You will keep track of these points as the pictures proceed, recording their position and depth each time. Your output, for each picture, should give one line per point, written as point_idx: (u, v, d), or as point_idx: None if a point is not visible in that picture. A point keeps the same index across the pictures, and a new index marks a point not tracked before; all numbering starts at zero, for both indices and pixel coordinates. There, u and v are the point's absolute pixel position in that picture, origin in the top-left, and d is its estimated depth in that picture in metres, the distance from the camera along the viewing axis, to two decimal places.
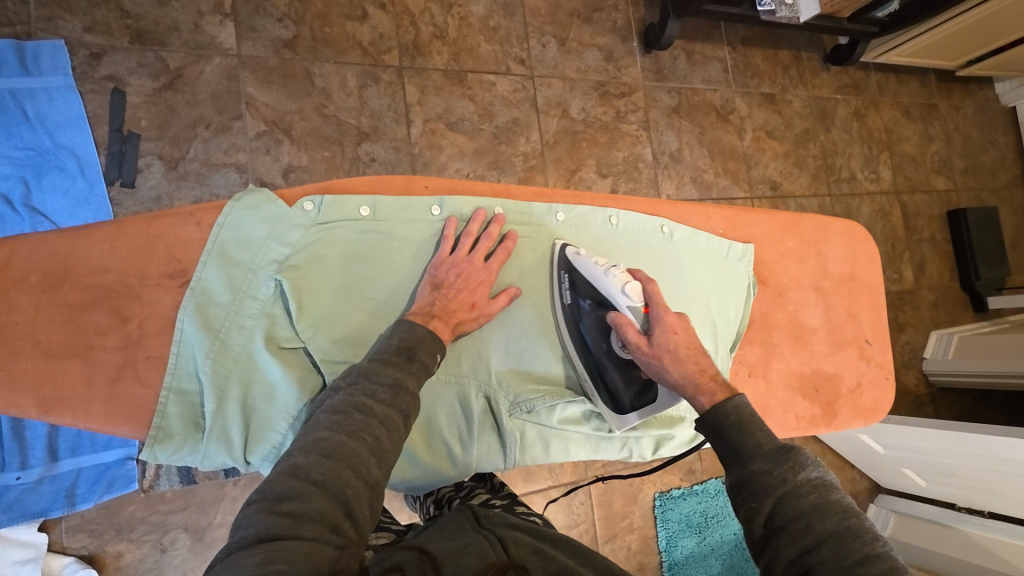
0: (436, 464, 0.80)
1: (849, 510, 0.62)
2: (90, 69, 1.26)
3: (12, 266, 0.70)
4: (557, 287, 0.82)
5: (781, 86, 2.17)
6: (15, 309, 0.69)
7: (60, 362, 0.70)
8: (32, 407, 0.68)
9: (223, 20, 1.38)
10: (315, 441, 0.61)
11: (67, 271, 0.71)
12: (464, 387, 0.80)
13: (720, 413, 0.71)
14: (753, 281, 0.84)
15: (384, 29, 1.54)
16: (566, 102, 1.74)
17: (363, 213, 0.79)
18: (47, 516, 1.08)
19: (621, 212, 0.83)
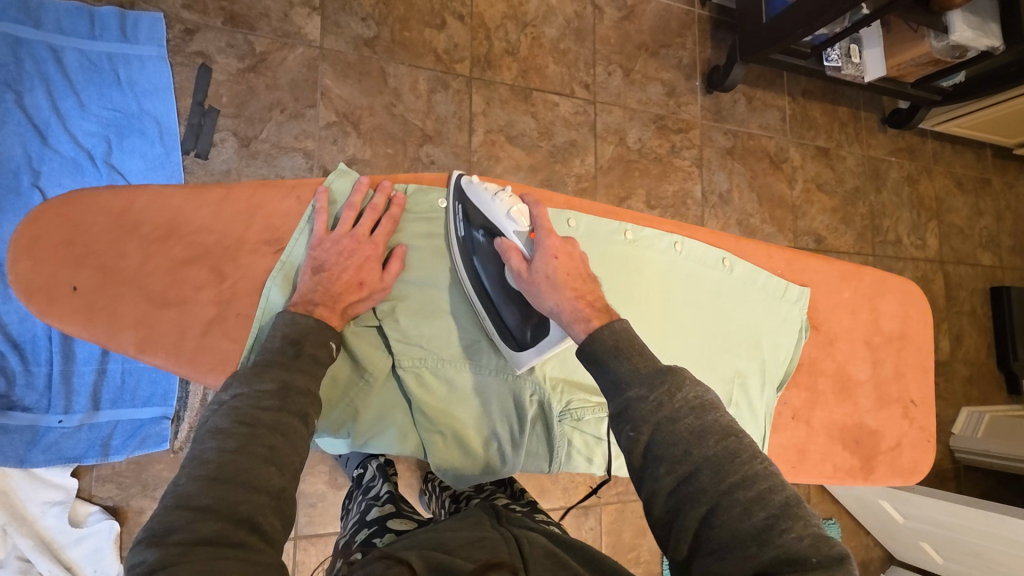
0: (486, 461, 0.81)
1: (728, 429, 0.59)
2: (183, 44, 1.32)
3: (130, 209, 0.73)
4: (453, 220, 0.81)
5: (836, 142, 2.17)
6: (126, 253, 0.72)
7: (159, 308, 0.72)
8: (129, 345, 0.70)
9: (311, 13, 1.44)
10: (202, 464, 0.56)
11: (176, 226, 0.74)
12: (521, 388, 0.81)
13: (596, 339, 0.67)
14: (805, 324, 0.82)
15: (460, 39, 1.59)
16: (624, 131, 1.77)
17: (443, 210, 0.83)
18: (81, 462, 1.12)
19: (687, 240, 0.80)
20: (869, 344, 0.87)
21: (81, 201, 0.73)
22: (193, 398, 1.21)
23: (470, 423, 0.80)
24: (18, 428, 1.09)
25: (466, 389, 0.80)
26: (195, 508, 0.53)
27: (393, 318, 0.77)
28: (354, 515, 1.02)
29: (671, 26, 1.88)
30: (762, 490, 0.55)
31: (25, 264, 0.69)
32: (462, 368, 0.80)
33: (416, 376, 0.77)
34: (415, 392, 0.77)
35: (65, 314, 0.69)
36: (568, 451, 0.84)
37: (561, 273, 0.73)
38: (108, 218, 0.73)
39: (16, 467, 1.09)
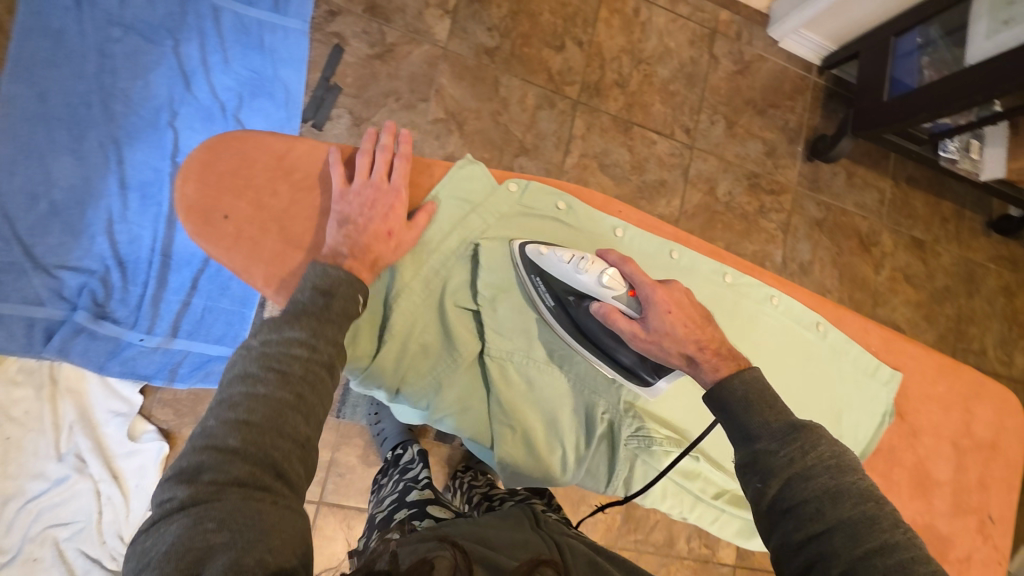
0: (548, 464, 0.83)
1: (866, 493, 0.58)
2: (325, 23, 1.42)
3: (289, 154, 0.77)
4: (533, 288, 0.78)
5: (934, 236, 2.08)
6: (275, 193, 0.75)
7: (291, 250, 0.74)
8: (260, 278, 0.73)
9: (443, 16, 1.52)
10: (234, 405, 0.58)
11: (323, 179, 0.77)
12: (594, 402, 0.83)
13: (727, 390, 0.68)
14: (890, 410, 0.78)
15: (574, 63, 1.63)
16: (715, 181, 1.76)
17: (558, 209, 0.83)
18: (149, 381, 1.19)
19: (785, 295, 0.79)
20: (955, 446, 0.81)
21: (251, 139, 0.76)
22: None
23: (541, 425, 0.82)
24: (104, 338, 1.17)
25: (543, 392, 0.82)
26: (224, 451, 0.55)
27: (492, 310, 0.79)
28: (391, 493, 1.06)
29: (784, 88, 1.87)
30: (901, 561, 0.54)
31: (191, 186, 0.73)
32: (544, 371, 0.82)
33: (502, 369, 0.79)
34: (499, 385, 0.79)
35: (214, 238, 0.73)
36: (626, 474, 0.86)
37: (678, 325, 0.72)
38: (270, 160, 0.76)
39: (95, 372, 1.17)
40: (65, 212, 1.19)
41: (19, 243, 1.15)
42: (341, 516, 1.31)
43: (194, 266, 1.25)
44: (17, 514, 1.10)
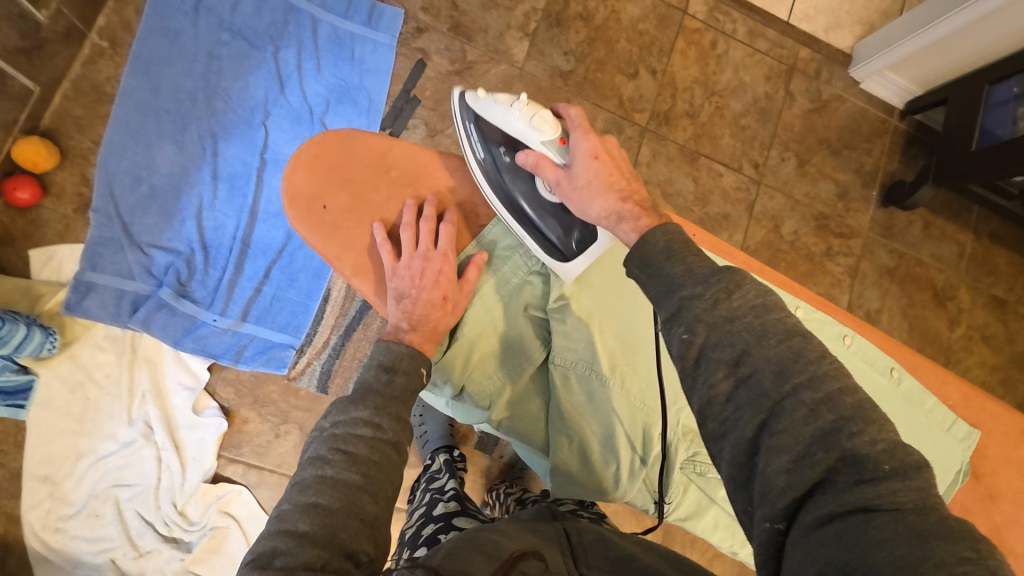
0: (603, 478, 0.82)
1: (792, 329, 0.54)
2: (411, 39, 1.50)
3: (387, 155, 0.83)
4: (467, 139, 0.84)
5: (1019, 296, 1.94)
6: (371, 191, 0.82)
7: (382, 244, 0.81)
8: (349, 266, 0.79)
9: (522, 38, 1.57)
10: (307, 484, 0.58)
11: (415, 180, 0.84)
12: (652, 422, 0.83)
13: (647, 240, 0.63)
14: (966, 469, 0.75)
15: (646, 92, 1.65)
16: (781, 219, 1.72)
17: None
18: (216, 360, 1.27)
19: (859, 336, 0.76)
20: None
21: (356, 138, 0.82)
22: (318, 337, 1.32)
23: (597, 439, 0.82)
24: (182, 315, 1.26)
25: (603, 408, 0.82)
26: (299, 524, 0.54)
27: (559, 323, 0.82)
28: (420, 507, 1.07)
29: (862, 130, 1.82)
30: (831, 391, 0.51)
31: (299, 175, 0.79)
32: (607, 387, 0.82)
33: (564, 376, 0.82)
34: (558, 395, 0.82)
35: (313, 224, 0.79)
36: (675, 496, 0.86)
37: (602, 175, 0.73)
38: (371, 158, 0.82)
39: (169, 346, 1.25)
40: (161, 196, 1.29)
41: (119, 220, 1.25)
42: None
43: (269, 257, 1.32)
44: (86, 469, 1.19)
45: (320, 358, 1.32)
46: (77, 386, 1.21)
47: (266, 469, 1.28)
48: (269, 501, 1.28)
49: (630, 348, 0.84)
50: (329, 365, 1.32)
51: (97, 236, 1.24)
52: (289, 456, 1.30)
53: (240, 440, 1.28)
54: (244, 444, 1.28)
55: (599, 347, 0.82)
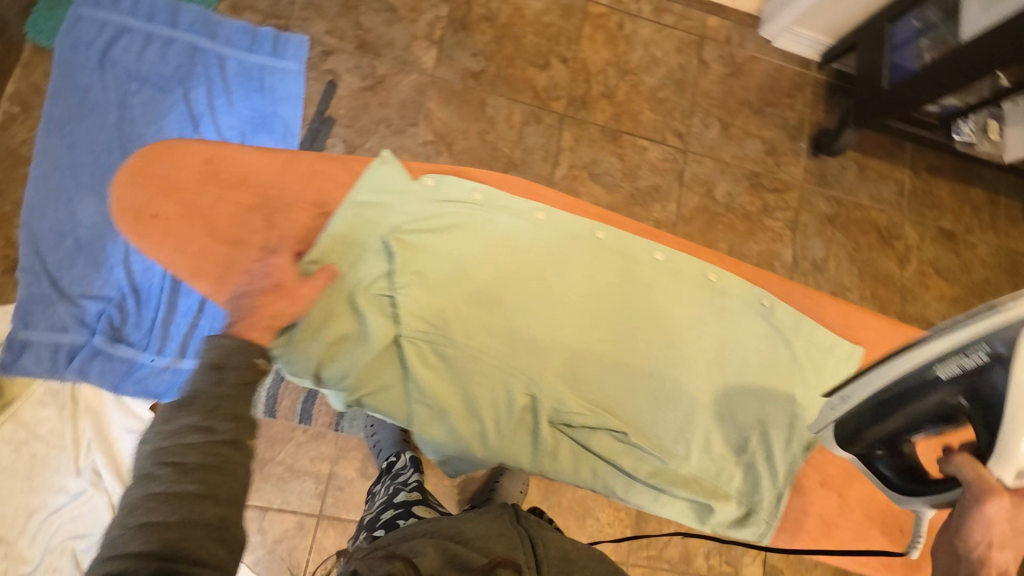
0: (467, 440, 0.80)
1: None
2: (319, 62, 1.53)
3: (216, 156, 0.79)
4: (1001, 345, 0.68)
5: (966, 226, 1.95)
6: (202, 192, 0.78)
7: (218, 244, 0.77)
8: (186, 269, 0.76)
9: (429, 46, 1.61)
10: (134, 508, 0.55)
11: (247, 177, 0.80)
12: (515, 377, 0.81)
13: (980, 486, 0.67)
14: (837, 385, 0.86)
15: (560, 80, 1.68)
16: (713, 183, 1.74)
17: (476, 199, 0.84)
18: (158, 400, 1.28)
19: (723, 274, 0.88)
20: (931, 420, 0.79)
21: (203, 151, 0.79)
22: None
23: (459, 403, 0.80)
24: (119, 359, 1.27)
25: (462, 372, 0.81)
26: (127, 557, 0.52)
27: (407, 293, 0.79)
28: (382, 496, 1.10)
29: (781, 86, 1.85)
30: None
31: (124, 188, 0.76)
32: (463, 351, 0.81)
33: (417, 344, 0.79)
34: (414, 367, 0.79)
35: (146, 234, 0.75)
36: (550, 452, 0.82)
37: None
38: (201, 162, 0.79)
39: (110, 392, 1.27)
40: (87, 248, 1.31)
41: (47, 276, 1.28)
42: (341, 528, 1.34)
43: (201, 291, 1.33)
44: (40, 525, 1.20)
45: (265, 384, 1.33)
46: (21, 445, 1.22)
47: None
48: None
49: (487, 311, 0.82)
50: (274, 391, 1.33)
51: (26, 295, 1.26)
52: None
53: None
54: None
55: (450, 313, 0.81)
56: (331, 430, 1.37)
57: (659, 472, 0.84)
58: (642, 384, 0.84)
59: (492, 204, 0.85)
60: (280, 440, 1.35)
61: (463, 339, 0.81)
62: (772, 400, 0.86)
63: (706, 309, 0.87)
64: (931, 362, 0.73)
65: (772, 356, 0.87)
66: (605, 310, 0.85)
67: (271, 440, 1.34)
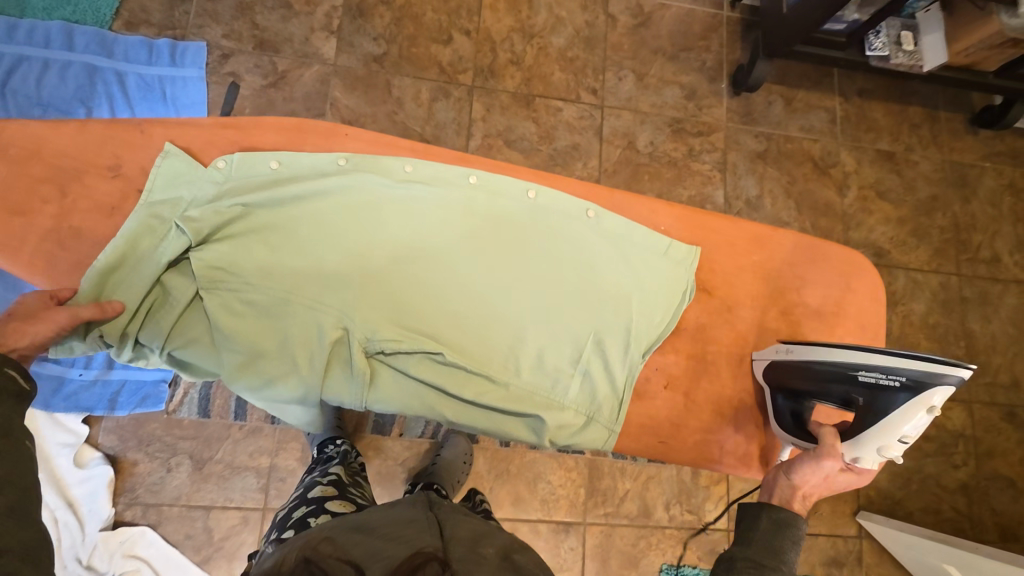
0: (280, 380, 0.76)
1: None
2: (219, 66, 1.55)
3: (2, 134, 0.80)
4: (903, 371, 0.73)
5: (906, 145, 1.91)
6: None
7: (9, 217, 0.78)
8: None
9: (328, 36, 1.62)
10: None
11: (37, 151, 0.81)
12: (326, 313, 0.78)
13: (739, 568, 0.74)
14: (690, 286, 0.88)
15: (464, 52, 1.68)
16: (634, 134, 1.72)
17: (274, 167, 0.83)
18: (91, 413, 1.29)
19: (543, 189, 0.88)
20: (783, 314, 0.91)
21: (8, 133, 0.80)
22: None
23: (277, 350, 0.77)
24: (47, 377, 1.28)
25: (281, 319, 0.78)
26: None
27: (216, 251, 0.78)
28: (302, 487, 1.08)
29: (694, 30, 1.82)
30: None
31: None
32: (279, 297, 0.78)
33: (218, 294, 0.77)
34: (225, 321, 0.76)
35: None
36: (374, 384, 0.79)
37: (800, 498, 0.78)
38: None
39: (42, 411, 1.27)
40: (3, 273, 1.32)
41: None
42: None
43: None
44: None
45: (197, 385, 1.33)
46: None
47: (165, 505, 1.30)
48: (174, 534, 1.29)
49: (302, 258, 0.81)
50: (206, 391, 1.34)
51: None
52: (186, 485, 1.32)
53: (133, 483, 1.30)
54: (137, 486, 1.30)
55: (260, 263, 0.79)
56: (268, 425, 1.36)
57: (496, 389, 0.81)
58: (469, 311, 0.84)
59: (292, 164, 0.84)
60: (217, 438, 1.34)
61: (280, 289, 0.79)
62: (607, 311, 0.86)
63: (530, 230, 0.87)
64: (860, 366, 0.76)
65: (602, 269, 0.87)
66: (426, 243, 0.84)
67: (207, 439, 1.34)
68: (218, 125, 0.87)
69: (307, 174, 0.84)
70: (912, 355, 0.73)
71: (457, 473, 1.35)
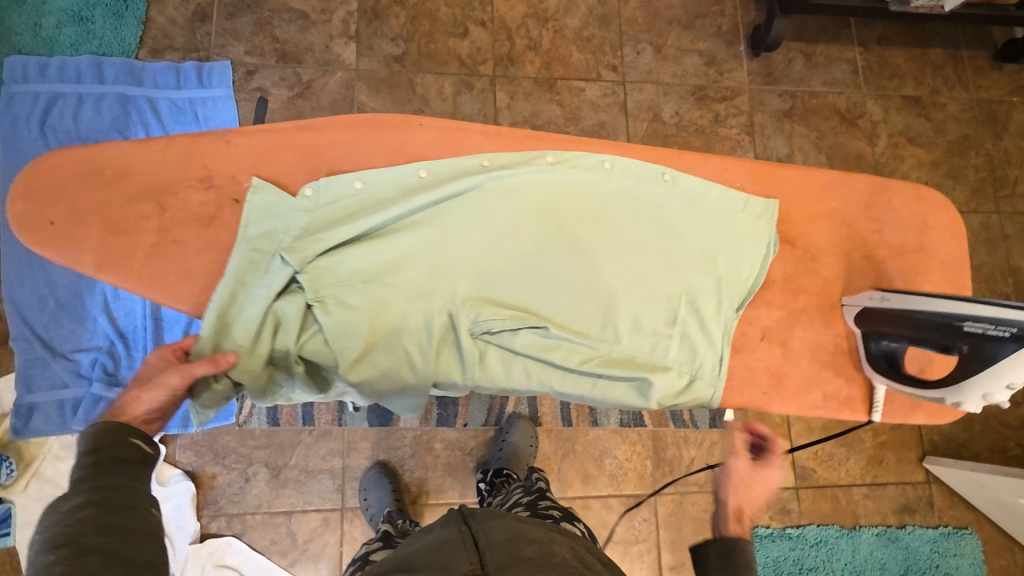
0: (395, 370, 0.80)
1: None
2: (245, 83, 1.57)
3: (95, 157, 0.83)
4: (998, 322, 0.75)
5: (931, 88, 1.88)
6: (87, 193, 0.81)
7: (112, 236, 0.81)
8: (90, 264, 0.79)
9: (347, 42, 1.64)
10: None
11: (124, 169, 0.83)
12: (428, 303, 0.81)
13: None
14: (774, 239, 0.90)
15: (482, 43, 1.69)
16: (659, 106, 1.72)
17: (356, 186, 0.85)
18: (166, 431, 1.33)
19: (616, 159, 0.89)
20: (867, 259, 0.93)
21: (99, 156, 0.83)
22: None
23: (389, 343, 0.80)
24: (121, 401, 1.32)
25: (388, 317, 0.80)
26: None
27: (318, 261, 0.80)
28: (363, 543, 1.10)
29: None
30: None
31: (19, 204, 0.80)
32: (383, 296, 0.80)
33: (324, 303, 0.79)
34: (337, 327, 0.78)
35: (49, 243, 0.79)
36: (482, 365, 0.82)
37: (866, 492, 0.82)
38: (83, 166, 0.82)
39: None
40: (67, 306, 1.37)
41: (37, 339, 1.34)
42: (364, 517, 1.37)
43: (182, 322, 1.38)
44: None
45: None
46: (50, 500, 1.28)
47: (248, 514, 1.33)
48: (260, 541, 1.33)
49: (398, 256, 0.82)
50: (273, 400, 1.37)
51: (24, 360, 1.33)
52: (266, 493, 1.35)
53: (215, 496, 1.33)
54: (219, 498, 1.33)
55: (359, 267, 0.81)
56: (335, 427, 1.39)
57: (598, 358, 0.84)
58: (561, 288, 0.86)
59: (372, 179, 0.85)
60: (289, 445, 1.37)
61: (383, 289, 0.81)
62: (696, 271, 0.88)
63: (609, 202, 0.88)
64: (962, 316, 0.77)
65: (685, 233, 0.89)
66: (510, 229, 0.86)
67: (280, 447, 1.37)
68: (294, 128, 0.88)
69: (388, 182, 0.86)
70: (1010, 306, 0.74)
71: (526, 458, 1.37)
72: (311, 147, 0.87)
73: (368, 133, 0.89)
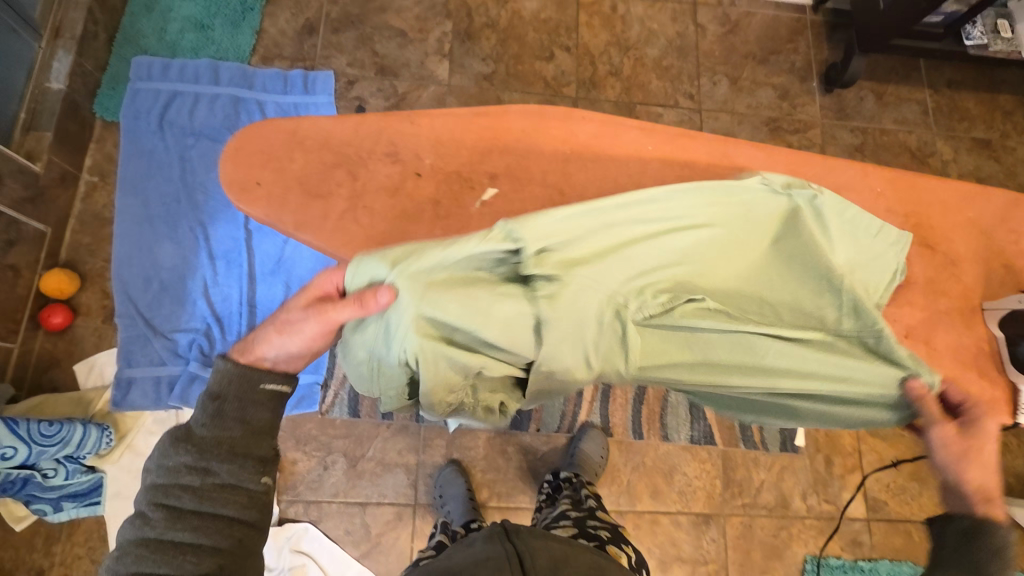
0: (574, 387, 0.80)
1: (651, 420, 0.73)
2: (346, 92, 1.67)
3: (297, 129, 0.93)
4: None
5: (1001, 132, 1.91)
6: (288, 160, 0.91)
7: (310, 200, 0.90)
8: (290, 223, 0.89)
9: (441, 59, 1.74)
10: (167, 502, 0.70)
11: (323, 139, 0.93)
12: (593, 334, 0.75)
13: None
14: (902, 264, 0.91)
15: (566, 67, 1.78)
16: (733, 134, 1.78)
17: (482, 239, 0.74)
18: None
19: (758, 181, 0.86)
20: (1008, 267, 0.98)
21: (302, 127, 0.93)
22: (338, 368, 1.41)
23: (567, 377, 0.78)
24: None
25: (587, 323, 0.76)
26: (164, 540, 0.68)
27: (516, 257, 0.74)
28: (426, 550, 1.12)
29: (781, 34, 1.89)
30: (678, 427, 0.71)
31: (228, 164, 0.90)
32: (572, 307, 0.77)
33: (484, 345, 0.73)
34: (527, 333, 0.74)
35: (254, 202, 0.89)
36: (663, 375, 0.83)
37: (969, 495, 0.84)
38: (286, 136, 0.92)
39: None
40: (170, 287, 1.44)
41: (142, 317, 1.41)
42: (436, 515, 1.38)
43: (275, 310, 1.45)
44: None
45: (346, 386, 1.41)
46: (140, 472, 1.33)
47: (325, 501, 1.36)
48: (334, 530, 1.35)
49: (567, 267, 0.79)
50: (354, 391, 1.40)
51: (127, 337, 1.40)
52: (342, 483, 1.38)
53: (294, 481, 1.37)
54: (298, 484, 1.37)
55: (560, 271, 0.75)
56: (412, 422, 1.43)
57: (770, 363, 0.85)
58: (722, 298, 0.85)
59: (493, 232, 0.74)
60: (367, 437, 1.41)
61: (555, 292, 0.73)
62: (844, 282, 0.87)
63: (751, 225, 0.86)
64: None
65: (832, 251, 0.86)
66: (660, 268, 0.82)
67: (359, 438, 1.41)
68: (471, 114, 0.96)
69: (513, 234, 0.75)
70: None
71: (597, 468, 1.38)
72: (481, 133, 0.95)
73: (538, 120, 0.97)
